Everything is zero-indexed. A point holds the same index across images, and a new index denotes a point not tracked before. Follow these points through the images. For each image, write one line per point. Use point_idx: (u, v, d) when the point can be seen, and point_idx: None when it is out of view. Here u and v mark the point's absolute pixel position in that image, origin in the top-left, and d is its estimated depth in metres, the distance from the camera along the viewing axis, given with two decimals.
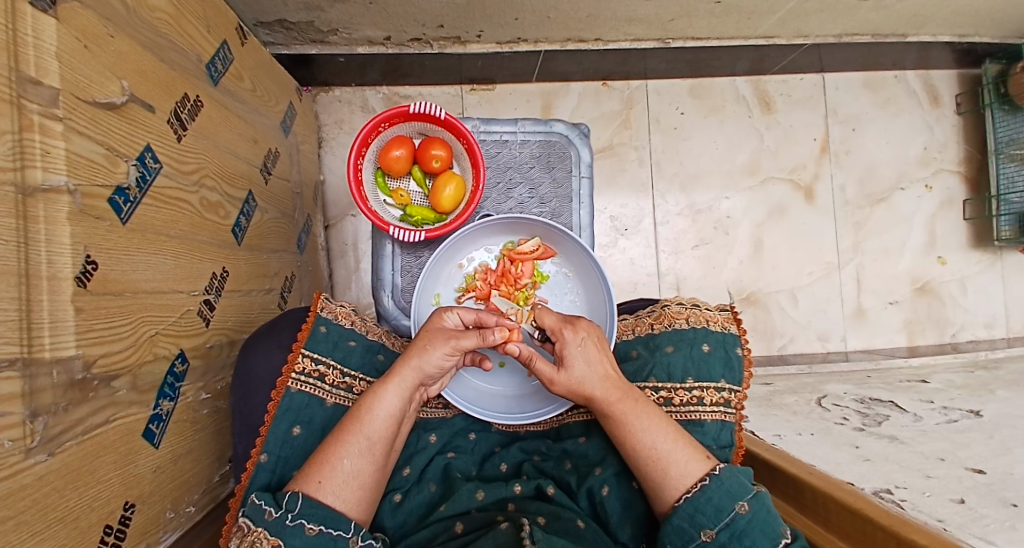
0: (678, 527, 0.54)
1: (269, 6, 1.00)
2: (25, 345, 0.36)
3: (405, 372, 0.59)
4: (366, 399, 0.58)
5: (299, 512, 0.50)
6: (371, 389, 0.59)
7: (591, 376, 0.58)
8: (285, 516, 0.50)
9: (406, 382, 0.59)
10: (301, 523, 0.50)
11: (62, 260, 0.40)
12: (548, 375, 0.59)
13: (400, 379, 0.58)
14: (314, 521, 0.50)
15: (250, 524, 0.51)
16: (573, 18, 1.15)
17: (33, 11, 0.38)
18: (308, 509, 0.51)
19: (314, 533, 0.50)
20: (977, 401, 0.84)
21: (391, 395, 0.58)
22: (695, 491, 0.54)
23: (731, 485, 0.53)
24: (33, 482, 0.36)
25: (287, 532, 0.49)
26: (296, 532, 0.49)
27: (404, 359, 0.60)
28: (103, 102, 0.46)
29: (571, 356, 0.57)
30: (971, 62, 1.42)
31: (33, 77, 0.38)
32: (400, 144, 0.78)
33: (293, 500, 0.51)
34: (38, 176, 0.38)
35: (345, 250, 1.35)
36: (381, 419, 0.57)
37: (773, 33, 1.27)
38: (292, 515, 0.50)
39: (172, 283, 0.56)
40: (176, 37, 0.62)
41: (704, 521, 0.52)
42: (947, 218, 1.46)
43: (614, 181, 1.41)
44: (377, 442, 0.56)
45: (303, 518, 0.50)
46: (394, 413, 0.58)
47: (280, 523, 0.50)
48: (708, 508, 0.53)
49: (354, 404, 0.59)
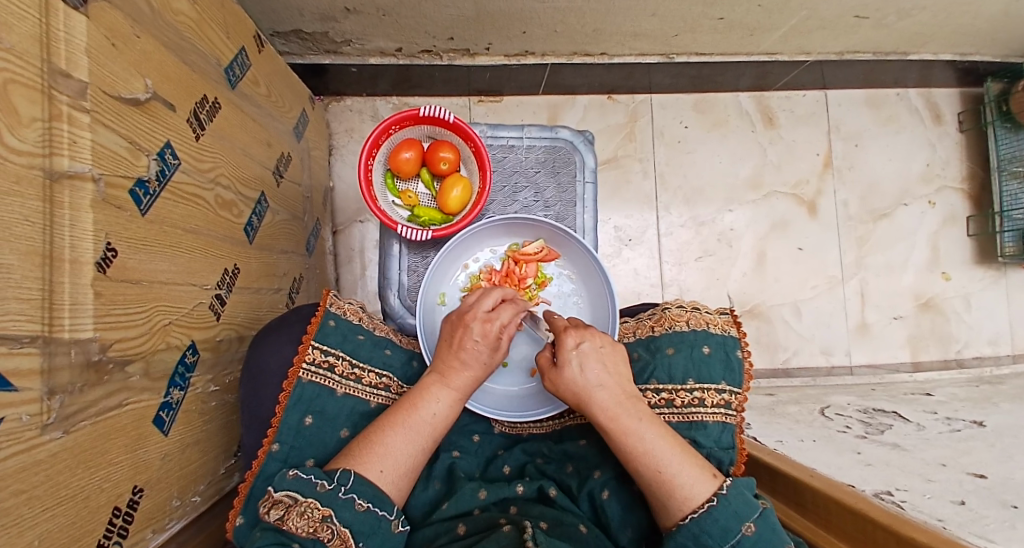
0: (681, 545, 0.52)
1: (286, 16, 1.04)
2: (46, 323, 0.37)
3: (467, 379, 0.60)
4: (421, 393, 0.60)
5: (351, 487, 0.51)
6: (426, 383, 0.61)
7: (580, 374, 0.59)
8: (337, 489, 0.50)
9: (459, 381, 0.60)
10: (353, 497, 0.50)
11: (84, 246, 0.41)
12: (546, 362, 0.63)
13: (451, 374, 0.60)
14: (364, 498, 0.51)
15: (296, 496, 0.50)
16: (579, 32, 1.19)
17: (66, 8, 0.40)
18: (359, 486, 0.51)
19: (363, 510, 0.50)
20: (980, 413, 0.84)
21: (449, 400, 0.60)
22: (702, 512, 0.52)
23: (739, 506, 0.52)
24: (47, 458, 0.37)
25: (338, 504, 0.49)
26: (347, 506, 0.50)
27: (456, 353, 0.61)
28: (128, 98, 0.48)
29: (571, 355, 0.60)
30: (973, 81, 1.45)
31: (63, 69, 0.40)
32: (409, 146, 0.80)
33: (346, 475, 0.52)
34: (65, 163, 0.39)
35: (352, 255, 1.37)
36: (432, 412, 0.58)
37: (775, 49, 1.30)
38: (344, 489, 0.51)
39: (186, 275, 0.57)
40: (197, 41, 0.65)
41: (709, 542, 0.51)
42: (950, 233, 1.46)
43: (618, 193, 1.43)
44: (423, 436, 0.57)
45: (354, 493, 0.51)
46: (445, 409, 0.59)
47: (331, 496, 0.50)
48: (715, 528, 0.51)
49: (405, 397, 0.60)
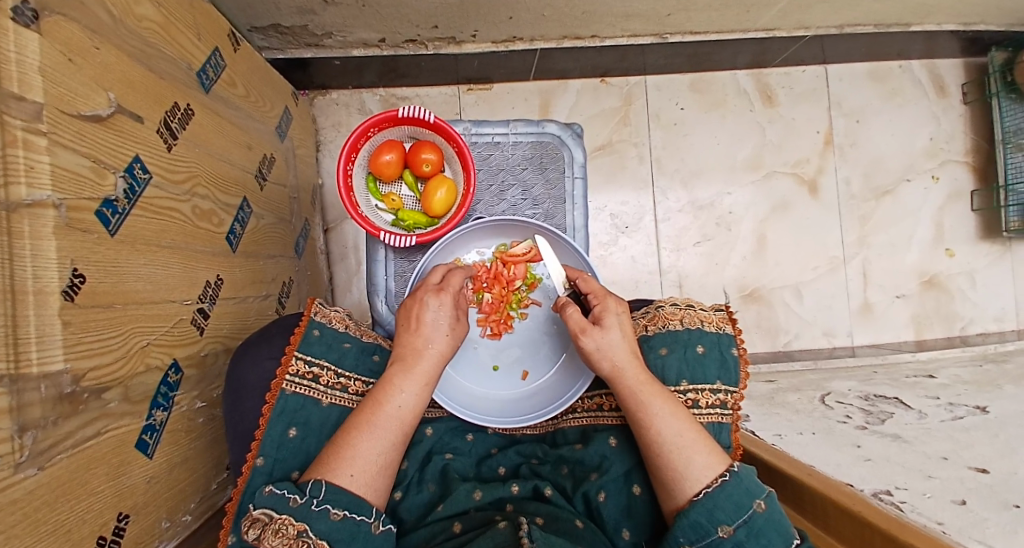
0: (695, 522, 0.49)
1: (262, 10, 1.00)
2: (12, 361, 0.36)
3: (426, 368, 0.59)
4: (385, 386, 0.58)
5: (324, 498, 0.50)
6: (388, 377, 0.58)
7: (617, 343, 0.59)
8: (310, 501, 0.50)
9: (427, 370, 0.59)
10: (326, 509, 0.49)
11: (49, 275, 0.40)
12: (580, 322, 0.60)
13: (415, 363, 0.59)
14: (338, 507, 0.50)
15: (271, 513, 0.49)
16: (568, 15, 1.14)
17: (15, 26, 0.38)
18: (332, 495, 0.50)
19: (338, 518, 0.50)
20: (983, 398, 0.83)
21: (411, 391, 0.58)
22: (716, 486, 0.51)
23: (751, 483, 0.50)
24: (24, 497, 0.36)
25: (313, 517, 0.49)
26: (322, 517, 0.49)
27: (417, 340, 0.60)
28: (89, 115, 0.46)
29: (608, 319, 0.60)
30: (980, 50, 1.40)
31: (16, 92, 0.38)
32: (390, 148, 0.77)
33: (318, 486, 0.50)
34: (22, 192, 0.38)
35: (345, 254, 1.36)
36: (398, 404, 0.57)
37: (774, 25, 1.26)
38: (317, 501, 0.50)
39: (164, 292, 0.56)
40: (164, 46, 0.62)
41: (723, 517, 0.49)
42: (954, 210, 1.43)
43: (614, 179, 1.40)
44: (392, 431, 0.56)
45: (328, 504, 0.50)
46: (411, 400, 0.57)
47: (305, 508, 0.49)
48: (728, 503, 0.49)
49: (370, 393, 0.58)
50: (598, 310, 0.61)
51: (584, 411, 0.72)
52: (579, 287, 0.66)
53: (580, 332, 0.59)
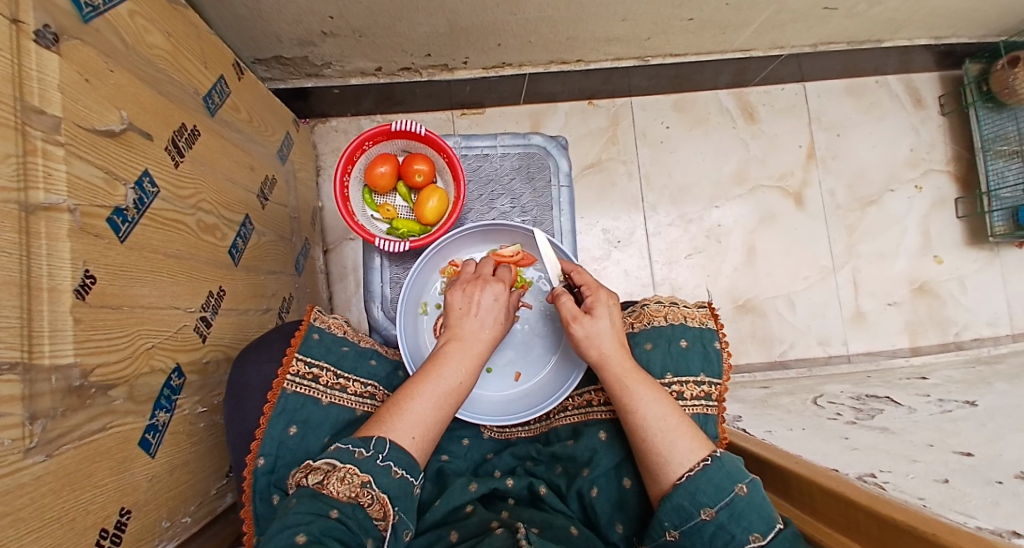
0: (677, 505, 0.51)
1: (265, 43, 1.07)
2: (26, 350, 0.39)
3: (474, 345, 0.63)
4: (440, 360, 0.61)
5: (388, 454, 0.51)
6: (444, 352, 0.62)
7: (606, 331, 0.63)
8: (375, 456, 0.51)
9: (478, 347, 0.63)
10: (389, 465, 0.51)
11: (62, 274, 0.43)
12: (572, 310, 0.64)
13: (471, 342, 0.63)
14: (399, 465, 0.51)
15: (335, 463, 0.50)
16: (554, 41, 1.21)
17: (37, 47, 0.42)
18: (396, 454, 0.52)
19: (398, 477, 0.51)
20: (974, 393, 0.84)
21: (462, 366, 0.61)
22: (697, 470, 0.52)
23: (731, 467, 0.52)
24: (32, 482, 0.38)
25: (377, 471, 0.50)
26: (385, 473, 0.50)
27: (472, 322, 0.65)
28: (103, 130, 0.50)
29: (599, 308, 0.65)
30: (950, 65, 1.47)
31: (36, 106, 0.42)
32: (384, 161, 0.82)
33: (382, 443, 0.52)
34: (40, 196, 0.41)
35: (345, 273, 1.39)
36: (454, 377, 0.60)
37: (750, 46, 1.33)
38: (382, 456, 0.51)
39: (169, 299, 0.59)
40: (173, 72, 0.67)
41: (704, 500, 0.50)
42: (938, 217, 1.47)
43: (605, 196, 1.45)
44: (446, 400, 0.58)
45: (391, 461, 0.51)
46: (463, 373, 0.60)
47: (370, 462, 0.50)
48: (708, 486, 0.51)
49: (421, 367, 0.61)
50: (592, 300, 0.66)
51: (574, 409, 0.74)
52: (573, 279, 0.71)
53: (573, 319, 0.63)
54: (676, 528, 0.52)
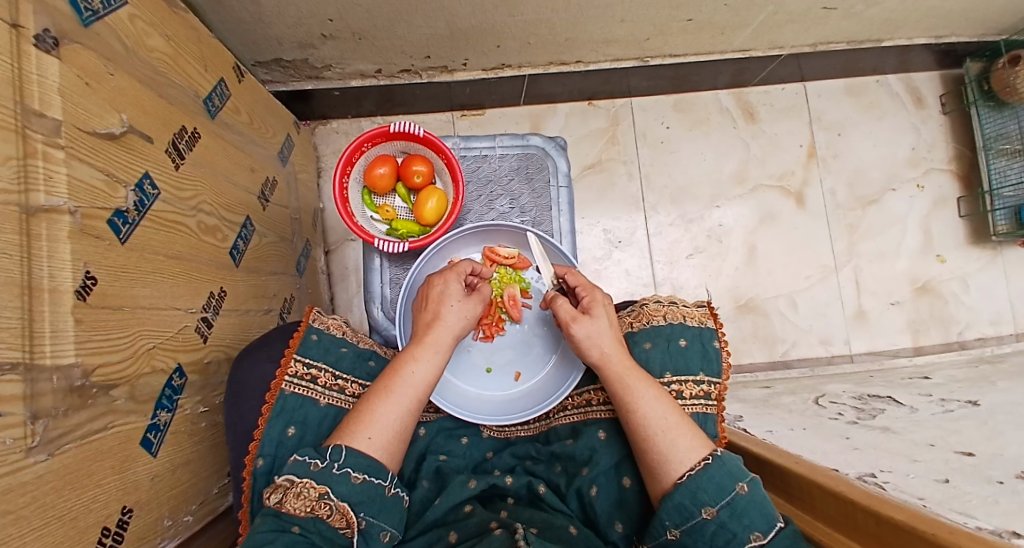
0: (679, 504, 0.51)
1: (266, 45, 1.08)
2: (27, 351, 0.39)
3: (440, 341, 0.63)
4: (404, 358, 0.62)
5: (344, 462, 0.52)
6: (407, 351, 0.62)
7: (605, 331, 0.64)
8: (331, 465, 0.52)
9: (442, 343, 0.63)
10: (347, 472, 0.52)
11: (63, 275, 0.43)
12: (570, 312, 0.65)
13: (434, 338, 0.63)
14: (358, 470, 0.52)
15: (292, 479, 0.51)
16: (553, 42, 1.22)
17: (38, 51, 0.43)
18: (353, 459, 0.53)
19: (359, 482, 0.52)
20: (975, 393, 0.84)
21: (427, 361, 0.62)
22: (699, 469, 0.52)
23: (732, 466, 0.52)
24: (33, 481, 0.38)
25: (334, 480, 0.51)
26: (343, 480, 0.51)
27: (430, 315, 0.65)
28: (103, 132, 0.51)
29: (596, 309, 0.65)
30: (951, 63, 1.46)
31: (37, 109, 0.42)
32: (383, 162, 0.82)
33: (337, 451, 0.53)
34: (41, 198, 0.41)
35: (346, 274, 1.39)
36: (417, 374, 0.60)
37: (749, 46, 1.33)
38: (337, 465, 0.52)
39: (170, 300, 0.59)
40: (173, 75, 0.67)
41: (706, 499, 0.50)
42: (941, 216, 1.47)
43: (605, 196, 1.45)
44: (410, 399, 0.59)
45: (349, 467, 0.52)
46: (428, 371, 0.61)
47: (326, 472, 0.51)
48: (710, 485, 0.51)
49: (387, 368, 0.62)
50: (587, 302, 0.67)
51: (574, 408, 0.74)
52: (568, 280, 0.71)
53: (572, 320, 0.64)
54: (676, 527, 0.51)
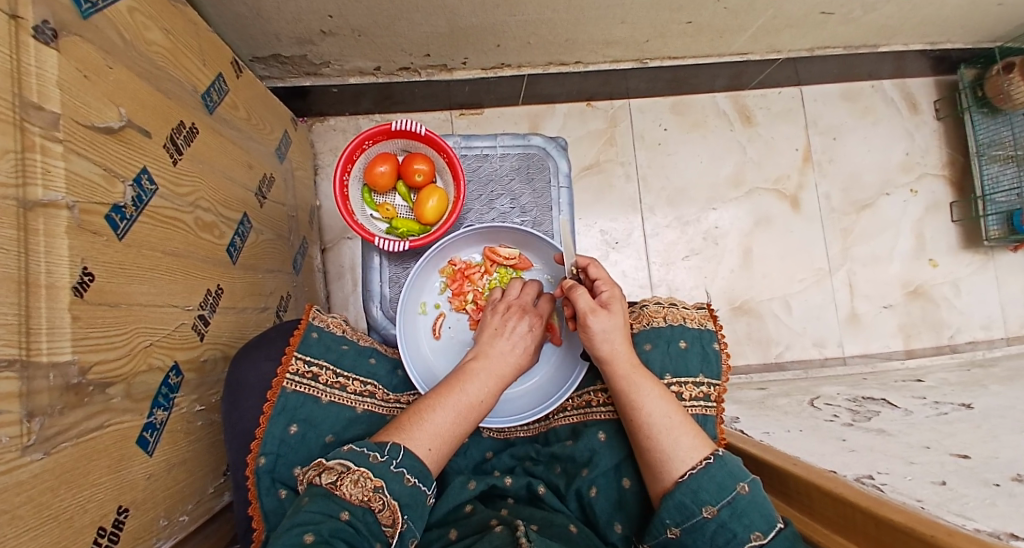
0: (679, 502, 0.52)
1: (264, 41, 1.07)
2: (24, 348, 0.38)
3: (499, 366, 0.65)
4: (462, 377, 0.63)
5: (401, 461, 0.51)
6: (468, 370, 0.64)
7: (618, 331, 0.64)
8: (389, 461, 0.50)
9: (500, 369, 0.65)
10: (403, 472, 0.50)
11: (60, 271, 0.42)
12: (590, 303, 0.64)
13: (495, 363, 0.65)
14: (411, 473, 0.50)
15: (349, 465, 0.49)
16: (553, 42, 1.22)
17: (36, 42, 0.42)
18: (409, 460, 0.51)
19: (411, 485, 0.50)
20: (968, 395, 0.85)
21: (484, 383, 0.63)
22: (700, 468, 0.53)
23: (734, 466, 0.52)
24: (30, 479, 0.37)
25: (390, 476, 0.49)
26: (397, 479, 0.49)
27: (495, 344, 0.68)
28: (101, 127, 0.50)
29: (614, 304, 0.66)
30: (945, 70, 1.48)
31: (35, 102, 0.41)
32: (384, 160, 0.82)
33: (396, 449, 0.51)
34: (39, 192, 0.41)
35: (342, 273, 1.39)
36: (475, 393, 0.61)
37: (747, 49, 1.33)
38: (395, 462, 0.50)
39: (166, 297, 0.58)
40: (172, 69, 0.66)
41: (706, 498, 0.50)
42: (933, 221, 1.48)
43: (603, 197, 1.45)
44: (467, 414, 0.59)
45: (405, 467, 0.50)
46: (485, 391, 0.62)
47: (384, 467, 0.50)
48: (711, 484, 0.51)
49: (443, 381, 0.62)
50: (604, 298, 0.67)
51: (573, 409, 0.74)
52: (590, 272, 0.70)
53: (590, 312, 0.64)
54: (677, 525, 0.51)
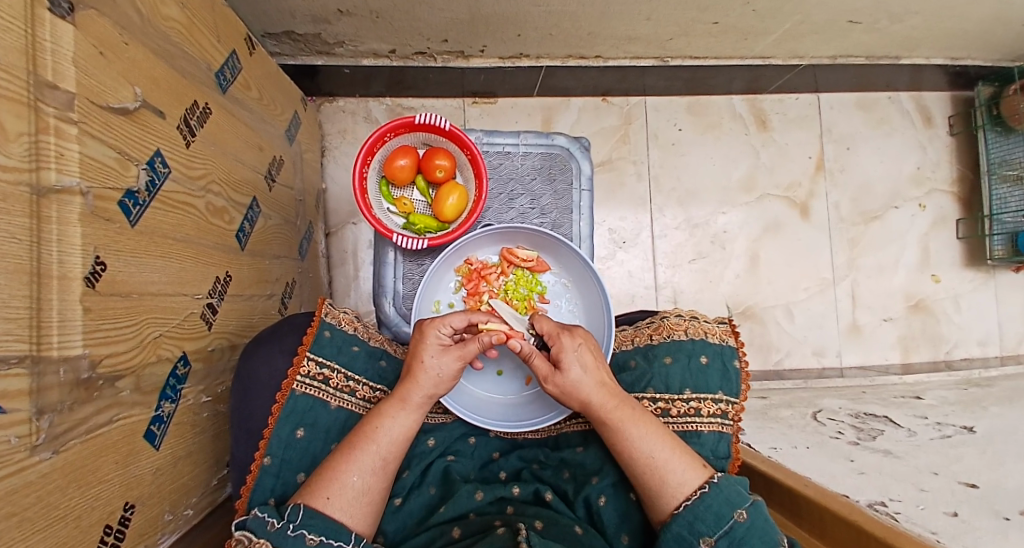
0: (677, 534, 0.53)
1: (278, 17, 1.03)
2: (35, 343, 0.36)
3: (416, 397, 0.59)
4: (375, 416, 0.58)
5: (300, 522, 0.50)
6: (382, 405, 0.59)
7: (584, 379, 0.58)
8: (286, 526, 0.50)
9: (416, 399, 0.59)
10: (302, 534, 0.49)
11: (72, 260, 0.40)
12: (545, 370, 0.59)
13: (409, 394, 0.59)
14: (314, 532, 0.50)
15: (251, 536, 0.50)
16: (573, 35, 1.18)
17: (52, 17, 0.39)
18: (309, 519, 0.50)
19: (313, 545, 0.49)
20: (969, 417, 0.85)
21: (402, 418, 0.58)
22: (695, 498, 0.53)
23: (730, 493, 0.53)
24: (38, 480, 0.36)
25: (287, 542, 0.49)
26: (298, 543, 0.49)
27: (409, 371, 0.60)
28: (117, 107, 0.47)
29: (569, 359, 0.58)
30: (965, 85, 1.46)
31: (50, 81, 0.39)
32: (405, 153, 0.80)
33: (295, 510, 0.51)
34: (52, 177, 0.39)
35: (345, 258, 1.36)
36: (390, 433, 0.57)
37: (768, 53, 1.31)
38: (292, 526, 0.50)
39: (176, 286, 0.56)
40: (186, 46, 0.63)
41: (704, 529, 0.51)
42: (939, 237, 1.48)
43: (612, 196, 1.43)
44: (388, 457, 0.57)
45: (304, 529, 0.50)
46: (402, 428, 0.58)
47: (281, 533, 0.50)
48: (708, 515, 0.52)
49: (364, 418, 0.59)
50: (558, 350, 0.59)
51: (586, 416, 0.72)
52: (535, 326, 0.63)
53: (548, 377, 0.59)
54: None
